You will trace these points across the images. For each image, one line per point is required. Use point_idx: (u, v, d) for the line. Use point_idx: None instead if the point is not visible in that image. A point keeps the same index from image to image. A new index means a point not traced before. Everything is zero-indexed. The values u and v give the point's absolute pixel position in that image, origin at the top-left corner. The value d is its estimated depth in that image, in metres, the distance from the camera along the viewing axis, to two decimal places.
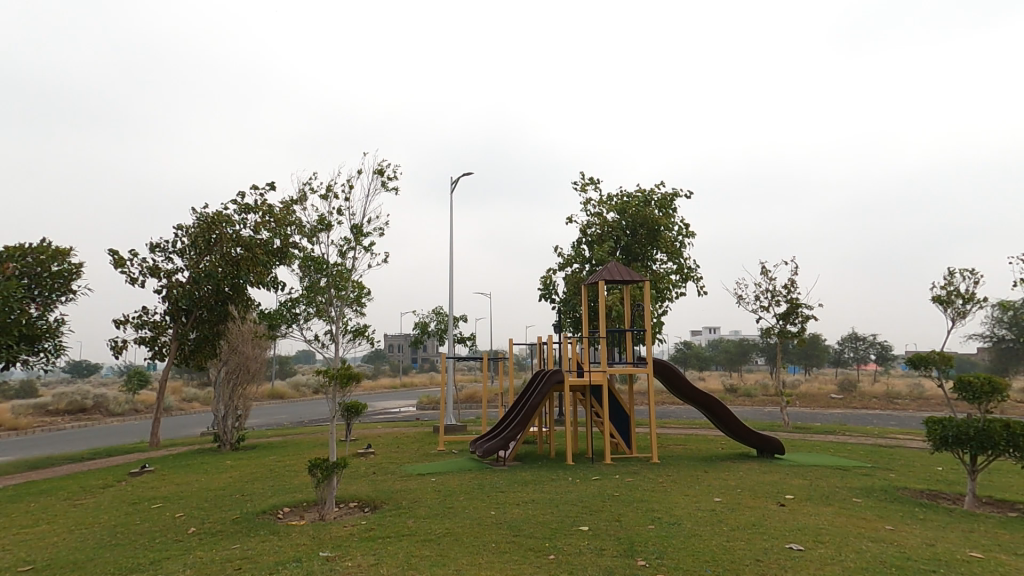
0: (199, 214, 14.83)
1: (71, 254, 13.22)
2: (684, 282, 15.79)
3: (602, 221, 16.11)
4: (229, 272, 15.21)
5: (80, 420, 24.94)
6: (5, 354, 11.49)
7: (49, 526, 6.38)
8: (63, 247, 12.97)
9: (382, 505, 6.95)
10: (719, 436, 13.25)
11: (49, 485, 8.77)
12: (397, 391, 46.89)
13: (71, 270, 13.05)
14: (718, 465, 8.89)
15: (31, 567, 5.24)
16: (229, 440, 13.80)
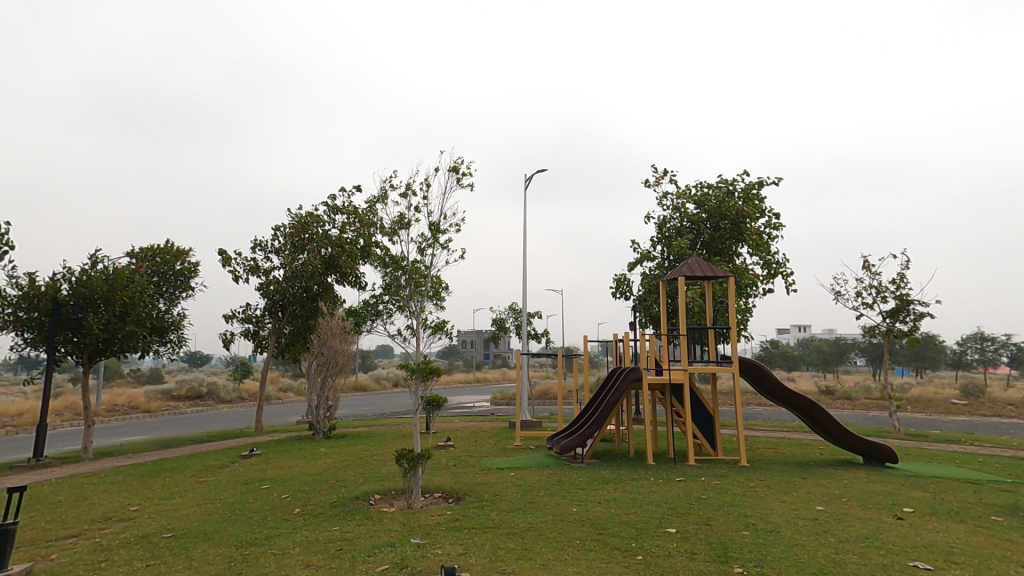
0: (295, 215, 16.03)
1: (190, 254, 14.69)
2: (773, 278, 14.90)
3: (681, 214, 15.59)
4: (320, 270, 16.29)
5: (198, 405, 28.04)
6: (141, 344, 12.96)
7: (182, 498, 7.23)
8: (183, 247, 14.44)
9: (465, 496, 7.22)
10: (817, 441, 12.41)
11: (176, 464, 9.96)
12: (473, 387, 48.33)
13: (190, 269, 14.49)
14: (818, 471, 8.37)
15: (171, 534, 5.98)
16: (322, 430, 14.74)
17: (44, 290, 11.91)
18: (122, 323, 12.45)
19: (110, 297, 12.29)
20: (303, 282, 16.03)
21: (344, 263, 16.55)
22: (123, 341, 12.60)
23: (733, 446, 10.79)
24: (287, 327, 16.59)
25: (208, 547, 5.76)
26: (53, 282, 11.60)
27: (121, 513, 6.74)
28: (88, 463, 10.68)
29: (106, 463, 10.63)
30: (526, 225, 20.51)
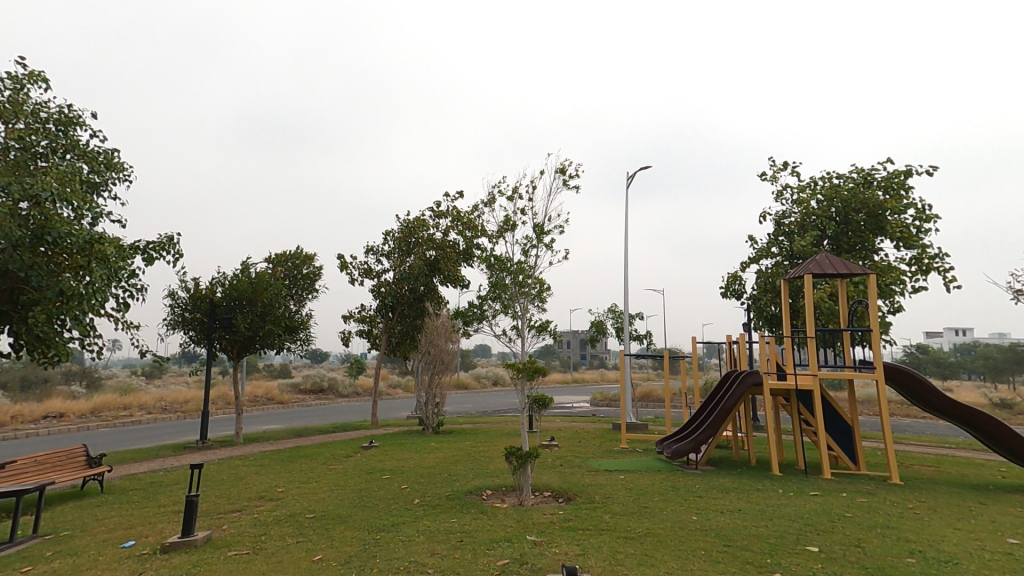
0: (403, 221, 17.07)
1: (315, 258, 16.06)
2: (924, 275, 13.26)
3: (804, 208, 14.60)
4: (425, 271, 17.21)
5: (321, 398, 30.97)
6: (278, 341, 14.45)
7: (318, 483, 7.97)
8: (309, 252, 15.83)
9: (575, 497, 7.19)
10: (989, 461, 10.75)
11: (308, 452, 11.09)
12: (572, 387, 48.26)
13: (316, 272, 15.87)
14: (995, 496, 7.26)
15: (313, 516, 6.71)
16: (431, 426, 15.50)
17: (204, 293, 13.70)
18: (262, 322, 13.99)
19: (254, 299, 13.84)
20: (411, 284, 17.03)
21: (448, 265, 17.36)
22: (263, 338, 14.14)
23: (878, 461, 9.74)
24: (396, 326, 17.66)
25: (345, 530, 6.40)
26: (211, 286, 13.29)
27: (271, 492, 7.66)
28: (241, 447, 12.15)
29: (254, 447, 12.08)
30: (626, 225, 20.08)
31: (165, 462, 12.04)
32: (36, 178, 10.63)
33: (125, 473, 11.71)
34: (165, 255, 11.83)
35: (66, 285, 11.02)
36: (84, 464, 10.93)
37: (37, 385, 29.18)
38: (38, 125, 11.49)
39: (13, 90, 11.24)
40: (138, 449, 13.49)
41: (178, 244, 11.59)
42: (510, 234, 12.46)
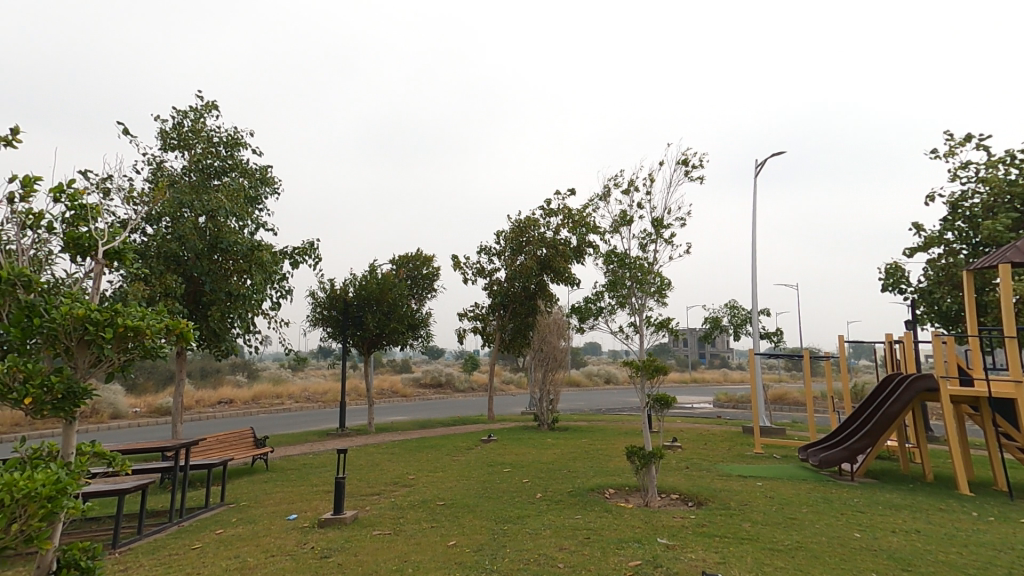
0: (515, 221, 17.44)
1: (433, 259, 16.91)
2: None
3: (994, 187, 12.57)
4: (537, 270, 17.42)
5: (440, 392, 33.06)
6: (401, 338, 15.47)
7: (444, 472, 10.32)
8: (428, 253, 16.70)
9: (707, 501, 6.69)
10: None
11: (433, 446, 11.75)
12: (691, 387, 46.01)
13: (434, 273, 16.72)
14: None
15: (443, 502, 9.19)
16: (546, 422, 15.67)
17: (339, 293, 15.04)
18: (388, 321, 15.12)
19: (381, 299, 14.97)
20: (522, 282, 17.36)
21: (560, 263, 17.42)
22: (389, 335, 15.25)
23: None
24: (508, 323, 18.09)
25: (473, 518, 8.08)
26: (345, 286, 14.57)
27: (403, 478, 10.58)
28: (373, 436, 13.21)
29: (385, 436, 13.09)
30: (753, 218, 19.02)
31: (312, 447, 13.56)
32: (211, 195, 13.03)
33: (283, 454, 13.48)
34: (307, 260, 13.25)
35: (235, 286, 13.33)
36: (252, 444, 12.91)
37: (213, 373, 34.90)
38: (212, 148, 13.51)
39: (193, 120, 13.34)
40: (291, 432, 15.34)
41: (317, 248, 12.87)
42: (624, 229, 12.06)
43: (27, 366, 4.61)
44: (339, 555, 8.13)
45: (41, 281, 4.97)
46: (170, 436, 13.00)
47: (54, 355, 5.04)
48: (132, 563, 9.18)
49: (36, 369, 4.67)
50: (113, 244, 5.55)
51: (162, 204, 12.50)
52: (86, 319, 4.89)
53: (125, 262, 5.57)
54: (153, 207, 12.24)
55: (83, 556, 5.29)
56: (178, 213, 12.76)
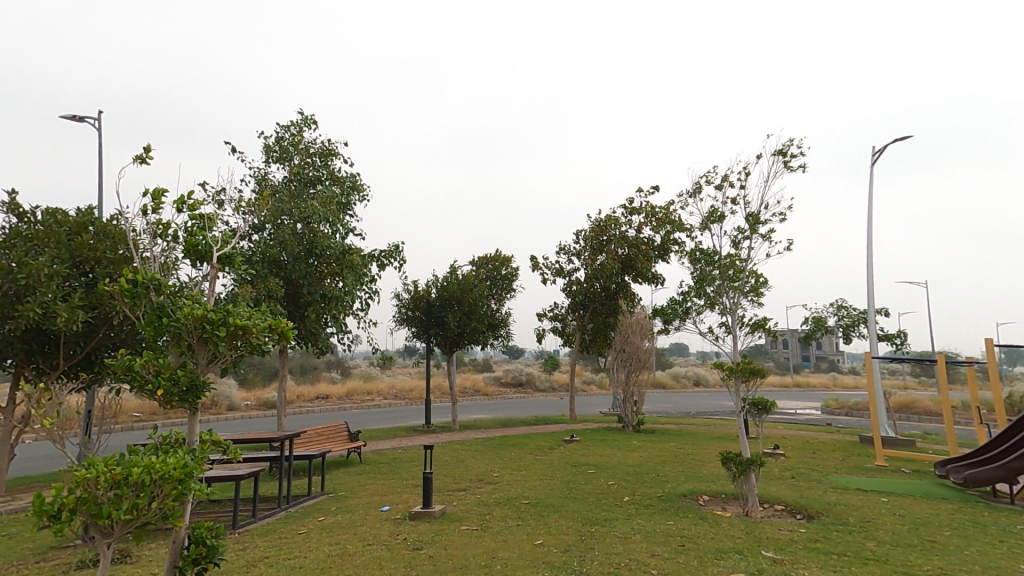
0: (595, 221, 17.26)
1: (511, 259, 17.07)
2: None
3: None
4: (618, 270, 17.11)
5: (522, 392, 33.70)
6: (482, 337, 15.82)
7: (526, 470, 10.45)
8: (506, 254, 16.87)
9: (820, 515, 6.12)
10: None
11: (518, 445, 11.91)
12: (792, 392, 42.96)
13: (513, 273, 16.90)
14: None
15: (528, 501, 9.23)
16: (632, 424, 15.35)
17: (422, 294, 15.64)
18: (469, 320, 15.52)
19: (462, 299, 15.41)
20: (603, 282, 17.11)
21: (644, 262, 17.02)
22: (470, 335, 15.65)
23: None
24: (589, 323, 18.01)
25: (559, 519, 8.07)
26: (428, 288, 15.16)
27: (489, 476, 10.84)
28: (457, 434, 13.59)
29: (470, 434, 13.47)
30: (869, 210, 17.54)
31: (401, 442, 14.29)
32: (308, 203, 14.20)
33: (375, 448, 14.30)
34: (393, 262, 14.10)
35: (331, 288, 14.52)
36: (347, 437, 13.81)
37: (311, 369, 38.08)
38: (310, 159, 14.67)
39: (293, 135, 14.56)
40: (381, 427, 16.23)
41: (401, 250, 13.58)
42: (715, 224, 11.43)
43: (158, 362, 5.39)
44: (430, 548, 8.44)
45: (169, 285, 5.78)
46: (277, 428, 14.28)
47: (180, 352, 5.72)
48: (249, 543, 10.16)
49: (164, 364, 5.42)
50: (224, 249, 6.22)
51: (266, 212, 13.88)
52: (205, 318, 5.48)
53: (234, 265, 6.18)
54: (258, 215, 13.60)
55: (209, 534, 6.18)
56: (279, 220, 14.04)
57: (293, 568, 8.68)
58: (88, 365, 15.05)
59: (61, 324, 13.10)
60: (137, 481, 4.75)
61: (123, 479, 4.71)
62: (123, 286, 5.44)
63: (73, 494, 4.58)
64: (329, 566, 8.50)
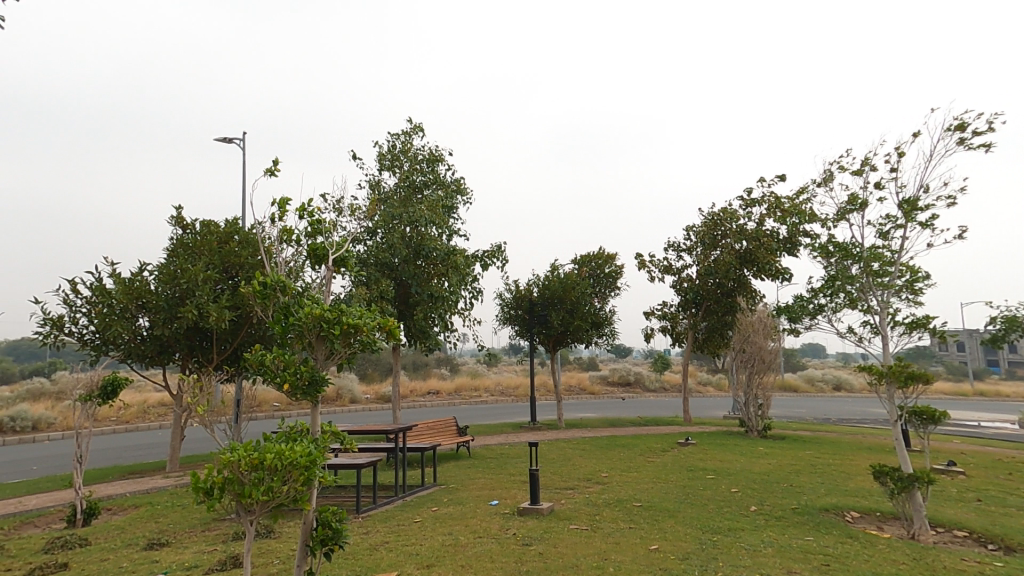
0: (708, 215, 17.45)
1: (615, 257, 16.80)
2: None
3: None
4: (735, 265, 17.15)
5: (630, 391, 33.61)
6: (586, 336, 15.74)
7: (638, 472, 10.22)
8: (610, 252, 16.61)
9: (1017, 548, 5.36)
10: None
11: (628, 449, 11.82)
12: (962, 401, 37.68)
13: (617, 270, 16.59)
14: None
15: (641, 504, 8.97)
16: (756, 428, 15.12)
17: (524, 293, 15.94)
18: (572, 319, 15.55)
19: (564, 297, 15.45)
20: (719, 279, 17.26)
21: (765, 255, 17.03)
22: (574, 333, 15.65)
23: None
24: (703, 321, 18.27)
25: (674, 525, 7.66)
26: (531, 287, 15.39)
27: (597, 476, 10.69)
28: (564, 432, 13.84)
29: (578, 433, 13.53)
30: None
31: (508, 438, 14.95)
32: (416, 207, 15.07)
33: (483, 443, 14.92)
34: (496, 262, 14.64)
35: (437, 289, 15.32)
36: (456, 431, 14.47)
37: (423, 367, 40.46)
38: (417, 165, 15.52)
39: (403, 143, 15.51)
40: (488, 423, 16.80)
41: (502, 250, 14.04)
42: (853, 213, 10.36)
43: (285, 357, 6.04)
44: (540, 545, 8.52)
45: (293, 286, 6.48)
46: (392, 420, 15.36)
47: (303, 347, 6.30)
48: (371, 528, 10.99)
49: (290, 359, 6.06)
50: (337, 252, 6.89)
51: (378, 218, 14.94)
52: (322, 317, 6.02)
53: (346, 266, 6.73)
54: (372, 221, 14.71)
55: (333, 517, 6.98)
56: (390, 224, 15.05)
57: (411, 553, 9.24)
58: (234, 360, 17.10)
59: (213, 322, 15.05)
60: (270, 466, 5.80)
61: (259, 462, 5.78)
62: (256, 288, 6.30)
63: (222, 474, 5.72)
64: (444, 554, 8.93)
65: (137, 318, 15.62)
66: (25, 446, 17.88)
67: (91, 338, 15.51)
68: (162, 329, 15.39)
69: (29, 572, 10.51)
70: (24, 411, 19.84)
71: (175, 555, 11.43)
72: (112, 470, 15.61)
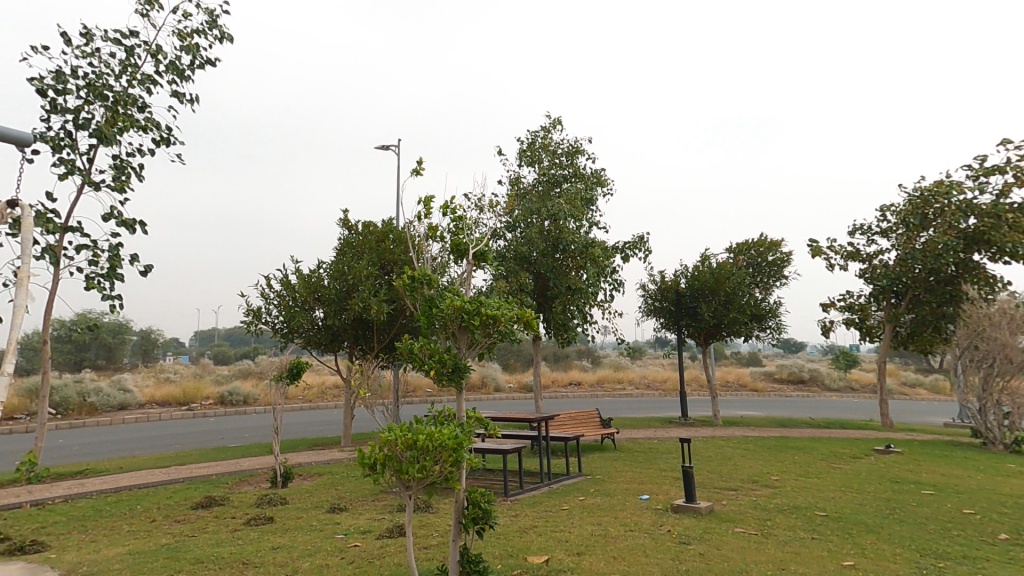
0: (912, 195, 18.09)
1: (781, 244, 15.35)
2: None
3: None
4: (952, 246, 17.24)
5: (805, 391, 32.67)
6: (745, 329, 14.81)
7: (819, 479, 9.38)
8: (775, 238, 15.29)
9: None
10: None
11: (805, 451, 11.05)
12: None
13: (782, 258, 15.27)
14: None
15: (828, 513, 8.21)
16: (1000, 439, 15.64)
17: (671, 285, 15.58)
18: (727, 312, 14.84)
19: (717, 289, 14.83)
20: (925, 263, 17.73)
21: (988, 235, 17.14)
22: (729, 326, 14.90)
23: None
24: (908, 313, 19.01)
25: (877, 542, 6.89)
26: (678, 278, 14.95)
27: (766, 478, 10.00)
28: (721, 429, 13.28)
29: (739, 433, 12.80)
30: None
31: (656, 432, 14.68)
32: (555, 202, 15.31)
33: (629, 436, 14.80)
34: (638, 253, 14.33)
35: (574, 280, 15.43)
36: (600, 424, 14.53)
37: (563, 357, 41.62)
38: (556, 159, 15.77)
39: (542, 137, 15.86)
40: (634, 416, 16.62)
41: (648, 241, 13.72)
42: None
43: (431, 346, 6.46)
44: (699, 545, 8.17)
45: (437, 279, 6.87)
46: (534, 409, 15.89)
47: (447, 337, 6.71)
48: (520, 511, 11.48)
49: (435, 348, 6.48)
50: (478, 247, 7.18)
51: (517, 213, 15.48)
52: (463, 309, 6.38)
53: (487, 261, 7.12)
54: (512, 216, 15.25)
55: (482, 498, 7.35)
56: (529, 219, 15.49)
57: (561, 539, 9.47)
58: (389, 349, 18.89)
59: (374, 314, 16.81)
60: (423, 446, 6.30)
61: (413, 442, 6.30)
62: (406, 281, 6.85)
63: (383, 451, 6.32)
64: (594, 544, 9.01)
65: (313, 310, 17.98)
66: (239, 416, 21.80)
67: (282, 327, 18.23)
68: (334, 319, 17.61)
69: (245, 521, 12.75)
70: (237, 387, 24.19)
71: (352, 519, 13.06)
72: (301, 442, 18.30)
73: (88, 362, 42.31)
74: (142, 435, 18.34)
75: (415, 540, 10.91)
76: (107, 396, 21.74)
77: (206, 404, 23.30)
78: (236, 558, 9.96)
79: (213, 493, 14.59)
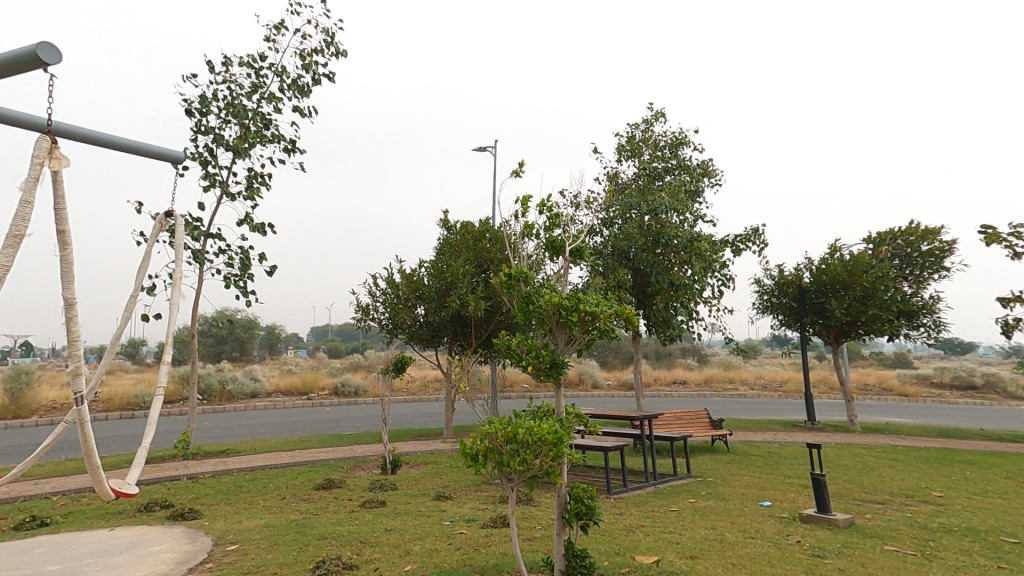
0: None
1: (938, 232, 15.23)
2: None
3: None
4: None
5: (973, 398, 30.01)
6: (892, 325, 14.64)
7: (996, 501, 8.51)
8: (929, 227, 15.32)
9: None
10: None
11: (979, 470, 10.14)
12: None
13: (938, 248, 15.11)
14: None
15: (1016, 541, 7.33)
16: None
17: (793, 280, 16.06)
18: (867, 307, 14.70)
19: (851, 282, 14.87)
20: None
21: None
22: (865, 323, 14.77)
23: None
24: None
25: None
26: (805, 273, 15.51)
27: (923, 495, 9.14)
28: (860, 437, 12.68)
29: (881, 440, 12.24)
30: None
31: (777, 436, 13.99)
32: (655, 195, 14.89)
33: (745, 439, 14.18)
34: (750, 246, 13.58)
35: (678, 275, 14.95)
36: (710, 425, 13.97)
37: (665, 356, 40.62)
38: (658, 153, 15.33)
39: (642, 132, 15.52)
40: (750, 417, 15.88)
41: (763, 234, 12.91)
42: None
43: (529, 342, 6.42)
44: (837, 559, 7.56)
45: (533, 277, 6.87)
46: (636, 407, 15.58)
47: (545, 333, 6.66)
48: (625, 509, 11.34)
49: (532, 344, 6.42)
50: (573, 243, 7.02)
51: (614, 207, 15.20)
52: (561, 304, 6.31)
53: (583, 257, 6.95)
54: (609, 211, 15.02)
55: (584, 493, 7.24)
56: (628, 214, 15.20)
57: (672, 541, 9.22)
58: (487, 345, 19.35)
59: (472, 310, 17.27)
60: (523, 440, 6.26)
61: (513, 436, 6.28)
62: (503, 278, 6.92)
63: (485, 444, 6.38)
64: (709, 548, 8.65)
65: (415, 307, 18.85)
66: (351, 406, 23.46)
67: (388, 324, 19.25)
68: (434, 316, 18.37)
69: (362, 503, 13.68)
70: (349, 379, 26.08)
71: (457, 507, 13.58)
72: (407, 432, 19.34)
73: (225, 354, 47.59)
74: (269, 420, 20.33)
75: (519, 531, 11.08)
76: (242, 384, 24.40)
77: (323, 395, 25.35)
78: (358, 537, 10.76)
79: (331, 476, 15.80)
